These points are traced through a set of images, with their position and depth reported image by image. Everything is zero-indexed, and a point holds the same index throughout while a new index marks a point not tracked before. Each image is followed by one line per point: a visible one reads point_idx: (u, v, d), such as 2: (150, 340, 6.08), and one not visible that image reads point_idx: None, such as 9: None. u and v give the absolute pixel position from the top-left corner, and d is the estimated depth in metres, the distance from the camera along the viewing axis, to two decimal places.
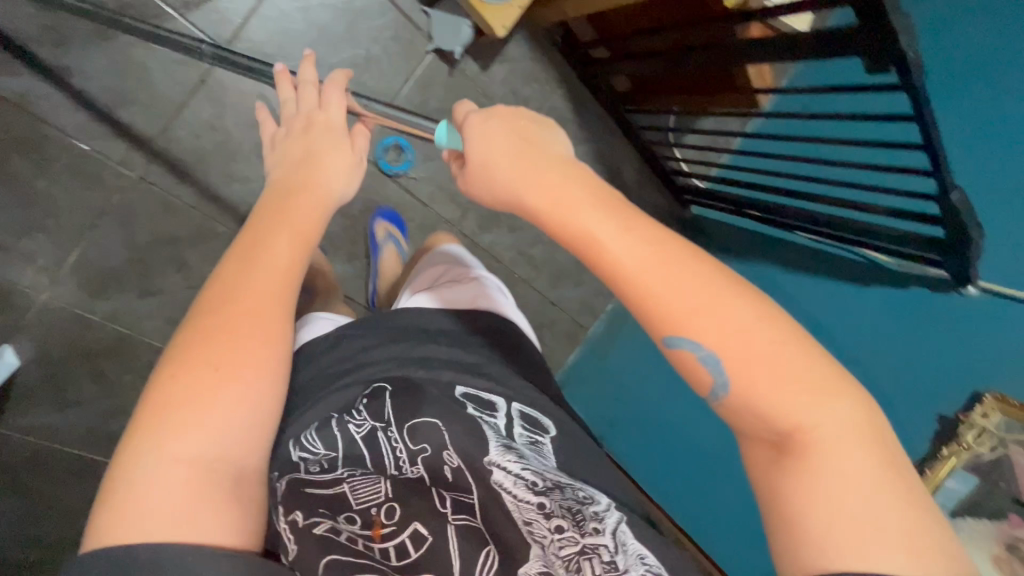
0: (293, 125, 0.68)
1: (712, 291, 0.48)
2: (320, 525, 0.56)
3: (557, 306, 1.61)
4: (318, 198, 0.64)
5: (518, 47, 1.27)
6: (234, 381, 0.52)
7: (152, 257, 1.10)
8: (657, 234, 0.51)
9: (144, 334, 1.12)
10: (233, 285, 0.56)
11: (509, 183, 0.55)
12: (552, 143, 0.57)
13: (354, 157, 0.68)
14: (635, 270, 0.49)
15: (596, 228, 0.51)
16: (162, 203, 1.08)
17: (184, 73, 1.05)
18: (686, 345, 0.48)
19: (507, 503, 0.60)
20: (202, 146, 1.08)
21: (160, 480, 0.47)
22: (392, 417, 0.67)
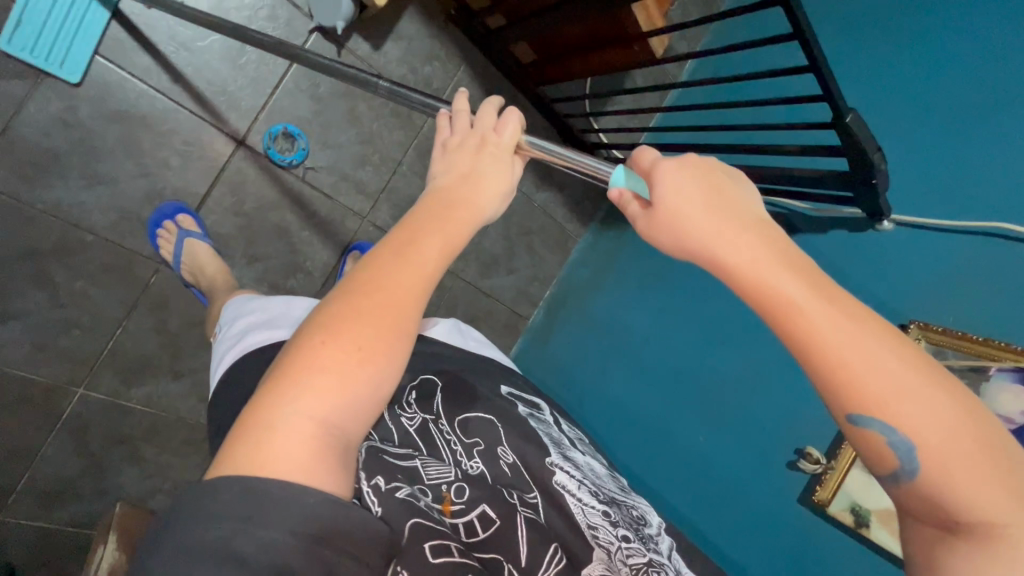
0: (462, 141, 0.57)
1: (921, 375, 0.38)
2: (401, 491, 0.59)
3: (494, 297, 1.54)
4: (474, 214, 0.54)
5: (412, 23, 1.20)
6: (367, 371, 0.45)
7: (10, 277, 0.98)
8: (856, 304, 0.40)
9: (11, 364, 1.01)
10: (383, 278, 0.48)
11: (679, 223, 0.44)
12: (738, 193, 0.45)
13: (508, 186, 0.57)
14: (829, 336, 0.38)
15: (780, 279, 0.40)
16: (12, 214, 0.96)
17: (25, 65, 0.93)
18: (873, 426, 0.38)
19: (570, 505, 0.75)
20: (56, 146, 0.96)
21: (287, 436, 0.40)
22: (441, 413, 0.84)
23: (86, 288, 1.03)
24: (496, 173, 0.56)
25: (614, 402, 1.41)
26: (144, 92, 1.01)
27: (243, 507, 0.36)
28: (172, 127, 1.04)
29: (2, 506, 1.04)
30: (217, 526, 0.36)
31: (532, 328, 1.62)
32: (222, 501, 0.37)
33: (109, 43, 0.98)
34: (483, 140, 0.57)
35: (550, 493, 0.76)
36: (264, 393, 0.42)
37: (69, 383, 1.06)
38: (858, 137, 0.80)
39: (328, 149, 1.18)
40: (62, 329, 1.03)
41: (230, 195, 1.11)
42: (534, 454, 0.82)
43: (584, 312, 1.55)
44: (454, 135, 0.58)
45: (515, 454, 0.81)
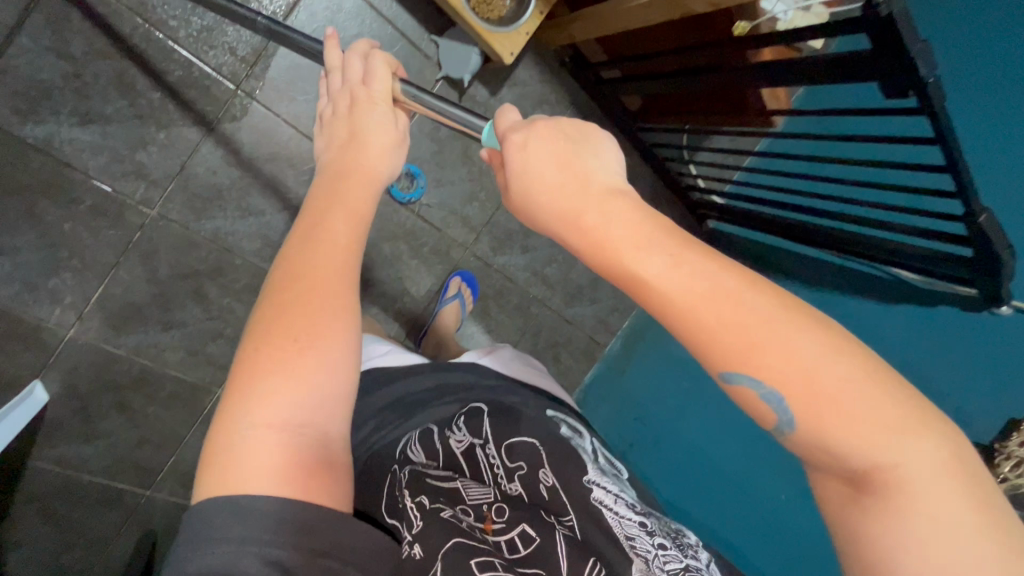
0: (338, 102, 0.65)
1: (790, 320, 0.40)
2: (445, 511, 0.73)
3: (575, 324, 1.60)
4: (370, 178, 0.61)
5: (527, 71, 1.28)
6: (312, 350, 0.51)
7: (174, 292, 1.13)
8: (707, 264, 0.42)
9: (168, 365, 1.17)
10: (304, 267, 0.54)
11: (548, 203, 0.46)
12: (593, 156, 0.46)
13: (398, 135, 0.64)
14: (681, 301, 0.41)
15: (637, 258, 0.42)
16: (181, 239, 1.10)
17: (202, 112, 1.06)
18: (746, 383, 0.41)
19: (607, 518, 0.79)
20: (218, 182, 1.10)
21: (259, 448, 0.47)
22: (488, 436, 0.89)
23: (231, 304, 1.18)
24: (376, 123, 0.62)
25: (686, 441, 1.43)
26: (293, 136, 1.13)
27: (239, 523, 0.45)
28: (313, 167, 1.16)
29: (149, 484, 1.21)
30: (226, 548, 0.45)
31: (606, 354, 1.66)
32: (220, 524, 0.45)
33: (267, 93, 1.10)
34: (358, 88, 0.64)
35: (588, 509, 0.80)
36: (221, 419, 0.49)
37: (210, 384, 1.21)
38: (987, 237, 0.81)
39: (442, 187, 1.33)
40: (210, 338, 1.18)
41: None
42: (571, 474, 0.84)
43: (657, 346, 1.58)
44: (331, 102, 0.66)
45: (555, 475, 0.84)
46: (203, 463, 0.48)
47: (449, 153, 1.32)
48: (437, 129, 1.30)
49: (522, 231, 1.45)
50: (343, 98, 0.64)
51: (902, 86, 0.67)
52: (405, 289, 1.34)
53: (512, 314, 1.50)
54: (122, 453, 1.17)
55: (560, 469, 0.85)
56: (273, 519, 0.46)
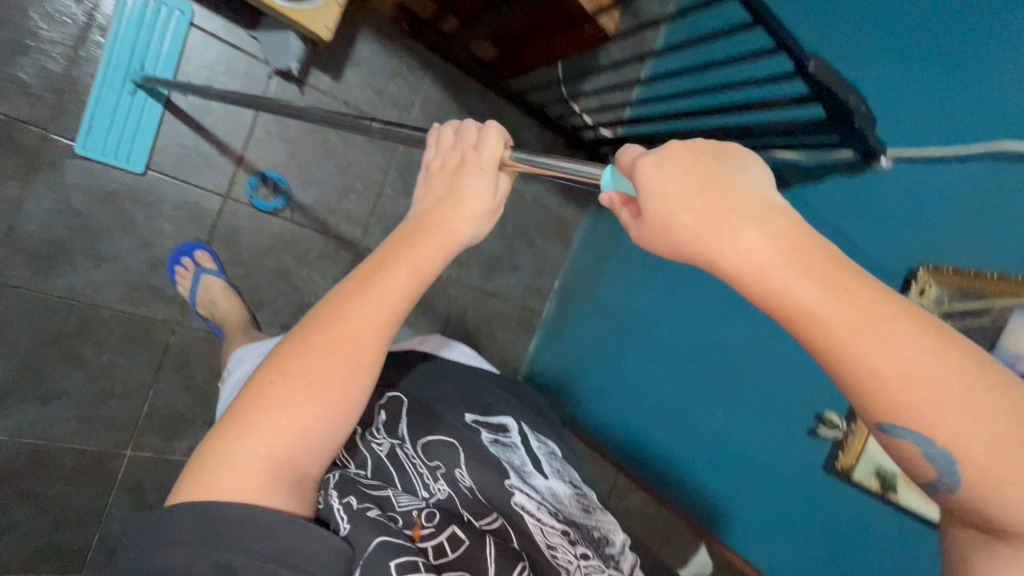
0: (445, 161, 0.51)
1: (977, 386, 0.30)
2: (373, 511, 0.52)
3: (502, 297, 1.54)
4: (450, 241, 0.49)
5: (367, 47, 1.22)
6: (320, 410, 0.43)
7: (45, 360, 1.07)
8: (884, 298, 0.31)
9: (62, 441, 1.10)
10: (343, 313, 0.46)
11: (677, 222, 0.34)
12: (738, 177, 0.35)
13: (491, 206, 0.50)
14: (857, 345, 0.30)
15: (795, 282, 0.32)
16: (35, 304, 1.05)
17: (21, 167, 1.01)
18: (907, 437, 0.30)
19: (529, 525, 0.61)
20: (61, 235, 1.05)
21: (236, 477, 0.40)
22: (408, 435, 0.68)
23: (113, 359, 1.12)
24: (478, 188, 0.48)
25: (625, 383, 1.32)
26: (127, 169, 1.08)
27: (197, 534, 0.38)
28: (159, 197, 1.11)
29: (79, 568, 1.12)
30: (179, 555, 0.37)
31: (543, 322, 1.60)
32: (179, 528, 0.38)
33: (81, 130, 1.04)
34: (458, 163, 0.50)
35: (512, 512, 0.62)
36: (212, 432, 0.43)
37: (116, 447, 1.14)
38: (822, 86, 0.77)
39: (309, 185, 1.22)
40: (100, 400, 1.12)
41: (226, 248, 1.18)
42: (494, 479, 0.65)
43: (588, 299, 1.49)
44: (437, 155, 0.51)
45: (478, 478, 0.64)
46: (192, 459, 0.42)
47: (307, 149, 1.21)
48: (286, 128, 1.18)
49: None
50: (440, 151, 0.51)
51: None
52: (303, 301, 1.26)
53: (430, 301, 1.44)
54: (37, 543, 1.09)
55: (484, 472, 0.65)
56: (224, 541, 0.38)
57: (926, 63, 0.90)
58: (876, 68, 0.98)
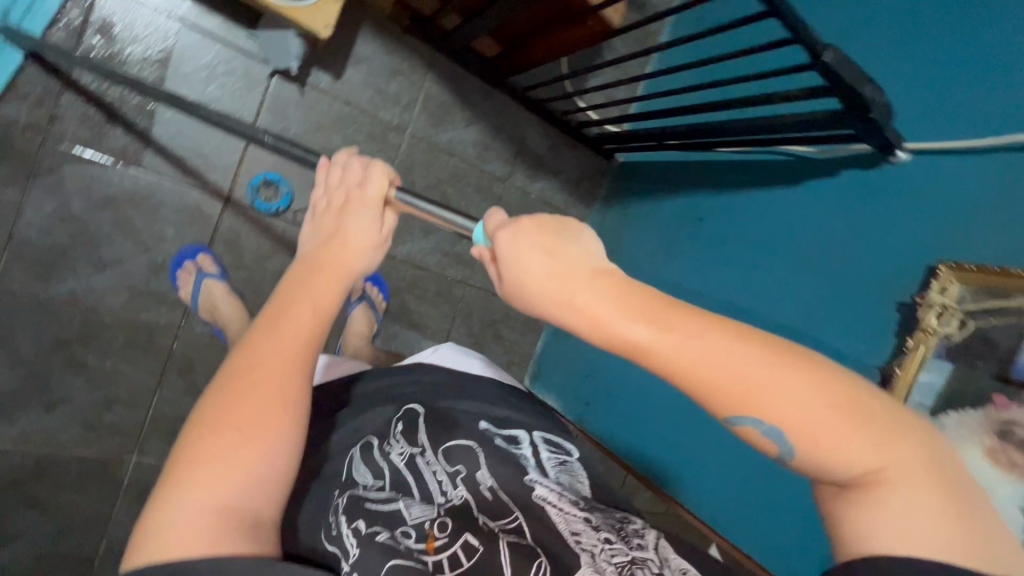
0: (330, 201, 0.56)
1: (779, 372, 0.37)
2: (382, 535, 0.53)
3: (508, 297, 1.52)
4: (343, 267, 0.52)
5: (368, 45, 1.20)
6: (258, 439, 0.44)
7: (48, 367, 1.06)
8: (699, 321, 0.38)
9: (67, 448, 1.09)
10: (259, 352, 0.47)
11: (537, 289, 0.40)
12: (576, 244, 0.42)
13: (380, 236, 0.55)
14: (684, 358, 0.37)
15: (626, 325, 0.38)
16: (36, 311, 1.04)
17: (19, 173, 1.00)
18: (742, 419, 0.37)
19: (551, 517, 0.59)
20: (61, 241, 1.04)
21: (181, 528, 0.40)
22: (428, 442, 0.67)
23: (116, 365, 1.11)
24: (367, 221, 0.54)
25: (633, 385, 1.30)
26: (127, 173, 1.07)
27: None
28: (159, 201, 1.10)
29: None
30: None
31: (550, 322, 1.58)
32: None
33: (79, 135, 1.03)
34: (349, 198, 0.55)
35: (532, 506, 0.60)
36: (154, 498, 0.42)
37: (121, 454, 1.13)
38: (841, 79, 0.74)
39: (311, 187, 1.21)
40: (104, 407, 1.11)
41: (229, 252, 1.16)
42: (513, 479, 0.64)
43: None
44: (325, 195, 0.56)
45: (497, 477, 0.64)
46: (139, 527, 0.42)
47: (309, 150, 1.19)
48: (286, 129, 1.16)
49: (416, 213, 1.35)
50: (332, 190, 0.56)
51: None
52: None
53: (435, 302, 1.42)
54: (45, 551, 1.09)
55: (501, 468, 0.65)
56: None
57: (941, 50, 0.87)
58: (892, 60, 0.95)
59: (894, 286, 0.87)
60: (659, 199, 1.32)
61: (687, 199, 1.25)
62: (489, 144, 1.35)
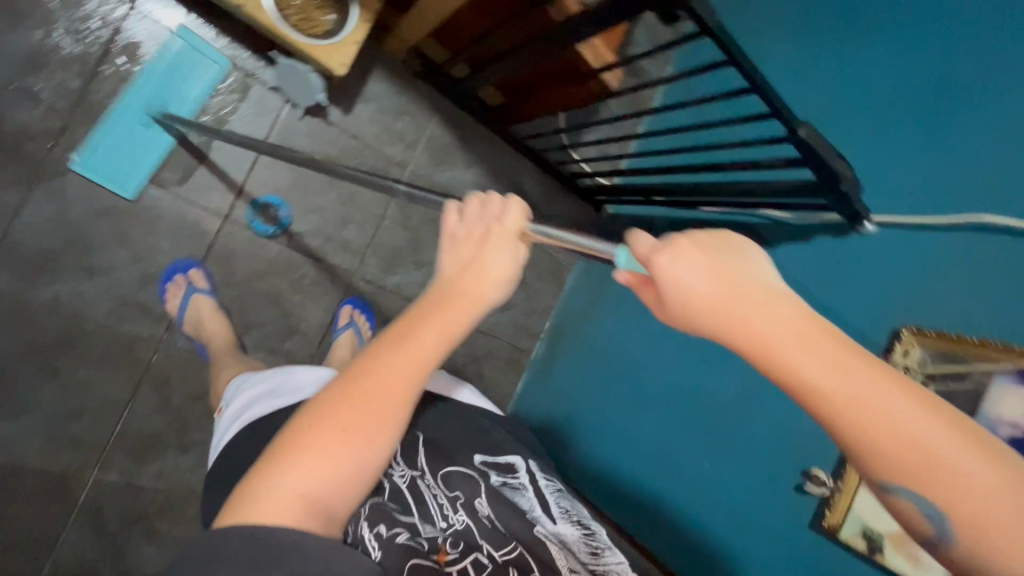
0: (470, 230, 0.53)
1: (955, 442, 0.34)
2: (403, 537, 0.56)
3: (493, 335, 1.54)
4: (466, 303, 0.52)
5: (379, 85, 1.27)
6: (353, 446, 0.48)
7: (20, 372, 1.05)
8: (876, 373, 0.35)
9: (26, 457, 1.06)
10: (379, 366, 0.50)
11: (691, 302, 0.38)
12: (747, 258, 0.39)
13: (508, 274, 0.52)
14: (855, 403, 0.35)
15: (801, 358, 0.36)
16: (18, 313, 1.04)
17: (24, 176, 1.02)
18: (905, 491, 0.34)
19: (552, 553, 0.61)
20: (54, 246, 1.05)
21: (273, 507, 0.44)
22: (427, 466, 0.66)
23: (90, 375, 1.09)
24: (500, 256, 0.52)
25: (609, 428, 1.31)
26: (130, 184, 1.09)
27: (252, 552, 0.42)
28: (157, 215, 1.12)
29: None
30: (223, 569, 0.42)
31: (533, 363, 1.60)
32: (230, 550, 0.42)
33: (90, 143, 1.06)
34: (483, 237, 0.52)
35: (531, 544, 0.61)
36: (260, 465, 0.47)
37: (82, 468, 1.09)
38: (814, 152, 0.81)
39: (310, 213, 1.24)
40: (71, 417, 1.08)
41: (221, 268, 1.18)
42: (513, 514, 0.63)
43: (578, 340, 1.49)
44: (461, 224, 0.54)
45: (497, 508, 0.63)
46: (237, 489, 0.46)
47: (312, 177, 1.23)
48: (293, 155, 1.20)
49: (410, 248, 1.34)
50: (474, 220, 0.53)
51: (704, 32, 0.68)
52: (293, 328, 1.25)
53: None
54: None
55: (501, 503, 0.64)
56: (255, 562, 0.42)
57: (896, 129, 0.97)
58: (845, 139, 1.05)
59: (862, 348, 0.91)
60: None
61: None
62: (485, 185, 1.41)
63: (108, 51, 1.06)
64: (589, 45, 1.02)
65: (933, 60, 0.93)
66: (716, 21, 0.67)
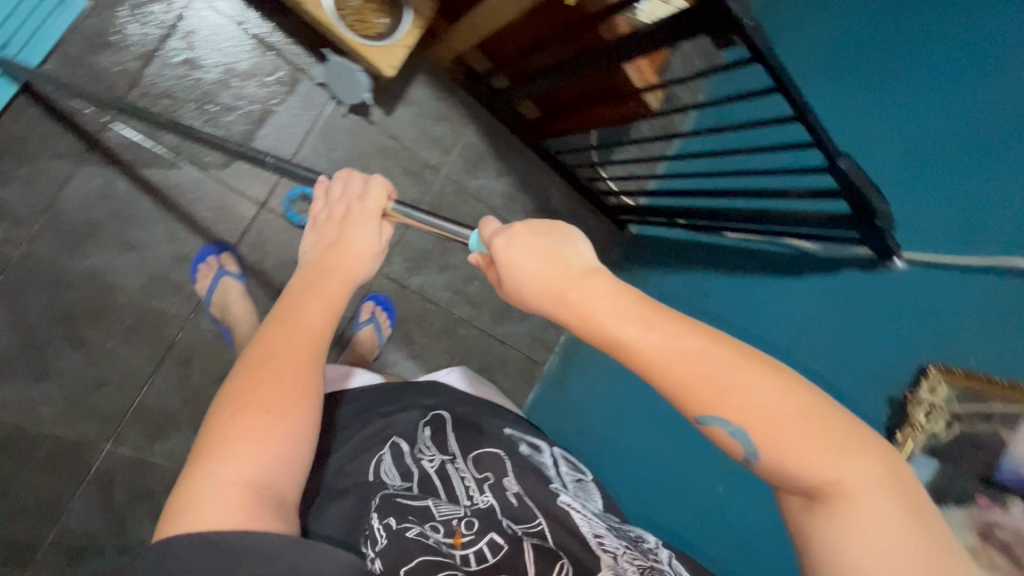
0: (333, 212, 0.65)
1: (753, 372, 0.41)
2: (412, 531, 0.57)
3: (508, 344, 1.54)
4: (347, 275, 0.61)
5: (422, 90, 1.30)
6: (275, 422, 0.49)
7: (49, 338, 1.06)
8: (680, 323, 0.43)
9: (44, 423, 1.07)
10: (280, 342, 0.53)
11: (520, 277, 0.48)
12: (568, 240, 0.48)
13: (378, 246, 0.65)
14: (660, 351, 0.41)
15: (612, 320, 0.43)
16: (55, 280, 1.06)
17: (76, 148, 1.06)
18: (715, 422, 0.40)
19: (576, 519, 0.65)
20: (96, 218, 1.08)
21: (211, 497, 0.44)
22: (458, 450, 0.74)
23: (116, 348, 1.11)
24: (369, 232, 0.63)
25: (620, 444, 1.31)
26: (174, 164, 1.12)
27: (201, 555, 0.42)
28: (197, 196, 1.14)
29: (26, 566, 1.06)
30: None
31: (547, 376, 1.59)
32: (181, 554, 0.42)
33: (142, 122, 1.09)
34: (347, 216, 0.64)
35: (551, 511, 0.66)
36: (189, 470, 0.46)
37: (97, 439, 1.10)
38: (852, 184, 0.82)
39: None
40: (92, 387, 1.09)
41: (253, 254, 1.19)
42: (536, 484, 0.70)
43: (593, 356, 1.49)
44: (326, 208, 0.66)
45: (523, 484, 0.69)
46: (171, 498, 0.46)
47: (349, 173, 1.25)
48: (333, 150, 1.22)
49: (436, 251, 1.43)
50: (343, 199, 0.66)
51: (759, 59, 0.70)
52: None
53: (439, 337, 1.45)
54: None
55: (526, 478, 0.71)
56: (231, 559, 0.42)
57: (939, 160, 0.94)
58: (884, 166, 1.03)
59: (886, 383, 0.91)
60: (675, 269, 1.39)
61: (693, 278, 1.33)
62: (515, 196, 1.43)
63: (168, 36, 1.10)
64: (635, 66, 1.05)
65: (997, 89, 0.89)
66: (770, 50, 0.69)
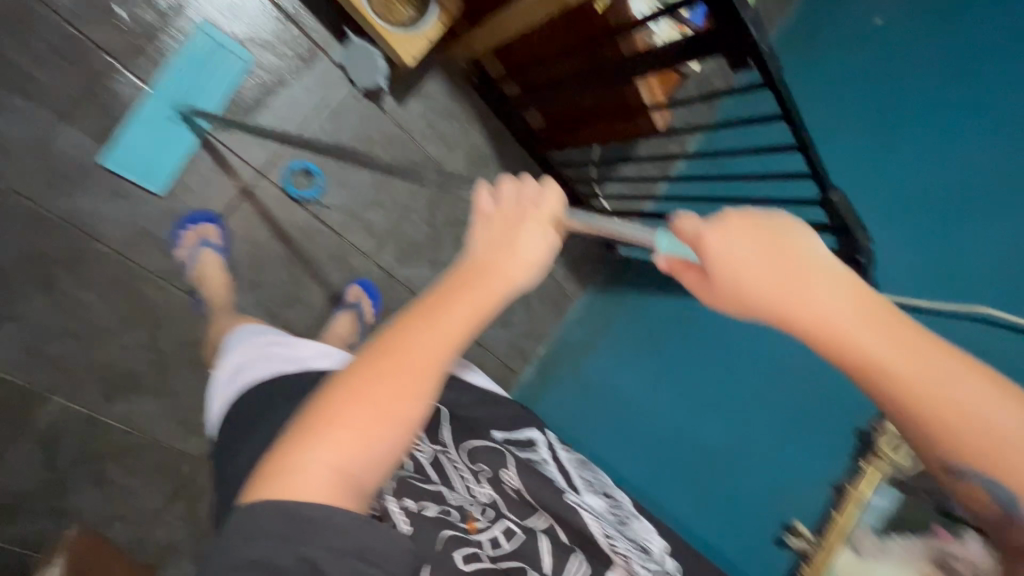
0: (507, 206, 0.50)
1: (1015, 412, 0.38)
2: (431, 510, 0.64)
3: (487, 350, 1.50)
4: (495, 279, 0.47)
5: (436, 85, 1.32)
6: (394, 425, 0.43)
7: (16, 277, 1.01)
8: (937, 355, 0.39)
9: None
10: (411, 341, 0.45)
11: (744, 281, 0.42)
12: (801, 243, 0.42)
13: (537, 259, 0.49)
14: (908, 376, 0.39)
15: (864, 339, 0.39)
16: (32, 218, 1.01)
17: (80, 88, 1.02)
18: (965, 464, 0.39)
19: (585, 519, 0.71)
20: (89, 161, 1.04)
21: (309, 484, 0.40)
22: (449, 441, 0.74)
23: (88, 298, 1.06)
24: (535, 236, 0.49)
25: (603, 455, 1.34)
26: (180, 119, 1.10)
27: (285, 528, 0.39)
28: (198, 155, 1.12)
29: None
30: (269, 547, 0.39)
31: (522, 384, 1.57)
32: (266, 527, 0.39)
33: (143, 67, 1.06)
34: (520, 216, 0.49)
35: (559, 509, 0.71)
36: (286, 440, 0.42)
37: (53, 390, 1.05)
38: (843, 218, 0.86)
39: (344, 189, 1.26)
40: (56, 335, 1.04)
41: (246, 223, 1.18)
42: (543, 486, 0.73)
43: (571, 370, 1.50)
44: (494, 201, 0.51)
45: (525, 481, 0.73)
46: (261, 465, 0.42)
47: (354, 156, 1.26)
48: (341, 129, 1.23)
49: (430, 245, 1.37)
50: (510, 194, 0.51)
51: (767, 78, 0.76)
52: (299, 296, 1.24)
53: None
54: None
55: (529, 476, 0.73)
56: (302, 539, 0.39)
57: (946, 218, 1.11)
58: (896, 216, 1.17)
59: None
60: (661, 291, 1.43)
61: (676, 304, 1.38)
62: None
63: None
64: (645, 83, 1.10)
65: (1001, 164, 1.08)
66: (777, 71, 0.75)
